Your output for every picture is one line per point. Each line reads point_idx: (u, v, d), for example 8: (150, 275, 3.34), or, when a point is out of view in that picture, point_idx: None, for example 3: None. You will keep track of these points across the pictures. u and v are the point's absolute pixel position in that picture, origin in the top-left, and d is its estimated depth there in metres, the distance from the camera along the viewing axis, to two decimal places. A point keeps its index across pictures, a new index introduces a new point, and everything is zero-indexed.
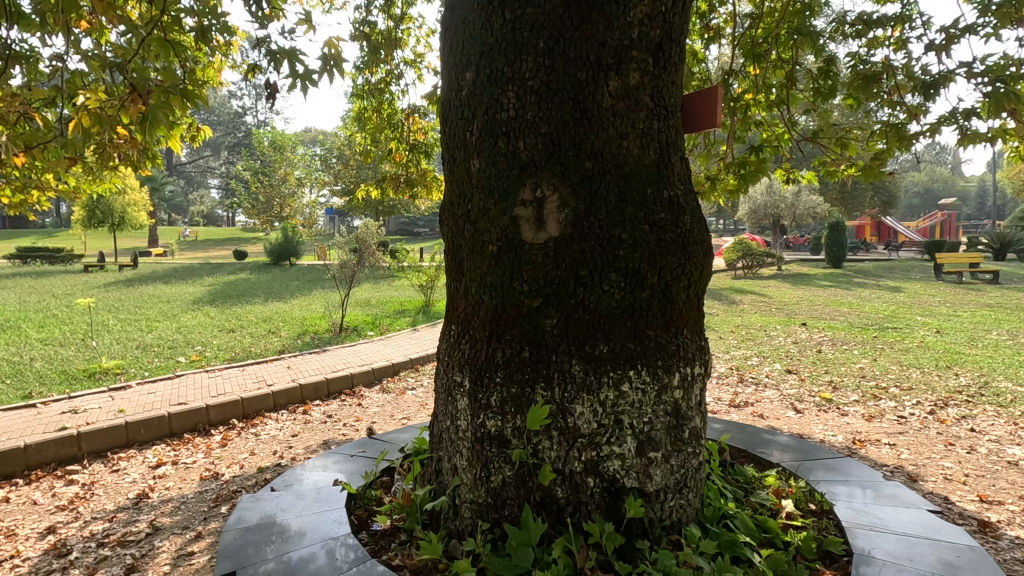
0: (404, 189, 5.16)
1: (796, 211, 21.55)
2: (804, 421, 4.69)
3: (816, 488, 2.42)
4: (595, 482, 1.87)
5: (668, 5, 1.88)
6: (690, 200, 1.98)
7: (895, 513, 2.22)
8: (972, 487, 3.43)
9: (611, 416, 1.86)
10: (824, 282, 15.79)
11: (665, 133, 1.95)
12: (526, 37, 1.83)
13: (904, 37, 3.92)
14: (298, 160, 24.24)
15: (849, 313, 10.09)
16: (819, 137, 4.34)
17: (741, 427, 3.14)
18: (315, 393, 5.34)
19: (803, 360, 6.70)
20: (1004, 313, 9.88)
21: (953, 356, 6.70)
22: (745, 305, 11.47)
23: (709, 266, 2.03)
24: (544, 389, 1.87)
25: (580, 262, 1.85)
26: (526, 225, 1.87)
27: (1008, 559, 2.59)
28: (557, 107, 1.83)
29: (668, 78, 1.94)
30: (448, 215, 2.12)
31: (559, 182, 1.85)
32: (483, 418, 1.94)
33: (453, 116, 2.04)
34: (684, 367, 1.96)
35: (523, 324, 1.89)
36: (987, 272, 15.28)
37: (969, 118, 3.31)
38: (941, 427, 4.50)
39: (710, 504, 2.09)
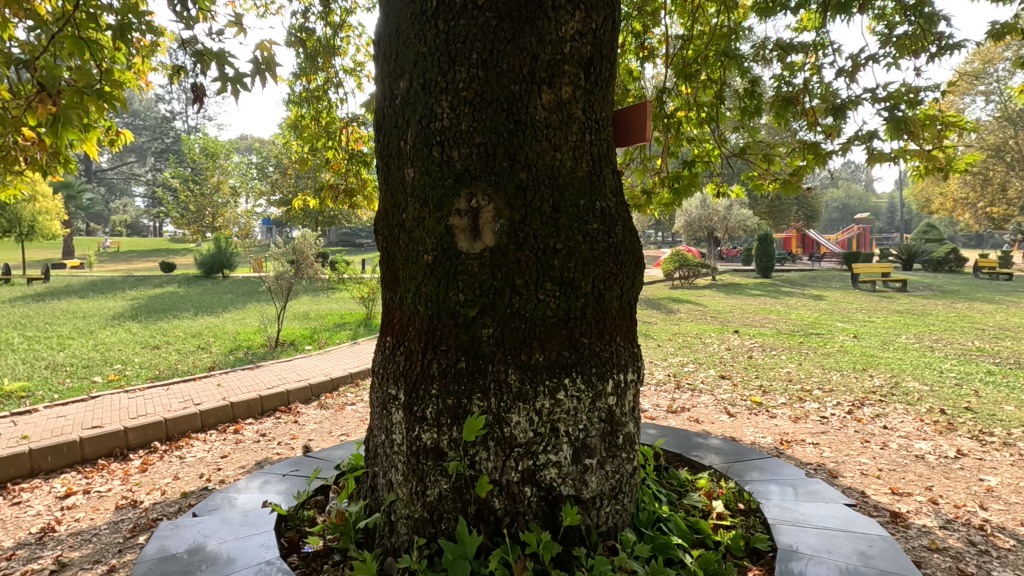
0: (343, 199, 5.01)
1: (728, 224, 22.64)
2: (737, 424, 4.90)
3: (745, 487, 2.52)
4: (532, 491, 1.87)
5: (598, 22, 1.94)
6: (621, 212, 2.04)
7: (816, 508, 2.35)
8: (885, 480, 3.69)
9: (548, 425, 1.87)
10: (755, 291, 16.65)
11: (597, 145, 2.00)
12: (461, 48, 1.84)
13: (818, 62, 4.22)
14: (232, 168, 23.28)
15: (777, 320, 10.68)
16: (746, 154, 4.61)
17: (676, 432, 3.24)
18: (247, 412, 5.09)
19: (736, 366, 7.02)
20: (912, 318, 10.73)
21: (869, 359, 7.21)
22: (682, 314, 11.92)
23: (641, 275, 2.10)
24: (480, 399, 1.86)
25: (516, 272, 1.86)
26: (461, 234, 1.86)
27: (916, 546, 2.80)
28: (491, 118, 1.84)
29: (599, 93, 2.00)
30: (382, 224, 2.10)
31: (494, 193, 1.86)
32: (418, 431, 1.91)
33: (388, 124, 2.02)
34: (617, 375, 1.99)
35: (459, 334, 1.88)
36: (897, 281, 16.59)
37: (873, 139, 3.61)
38: (858, 425, 4.82)
39: (645, 509, 2.14)
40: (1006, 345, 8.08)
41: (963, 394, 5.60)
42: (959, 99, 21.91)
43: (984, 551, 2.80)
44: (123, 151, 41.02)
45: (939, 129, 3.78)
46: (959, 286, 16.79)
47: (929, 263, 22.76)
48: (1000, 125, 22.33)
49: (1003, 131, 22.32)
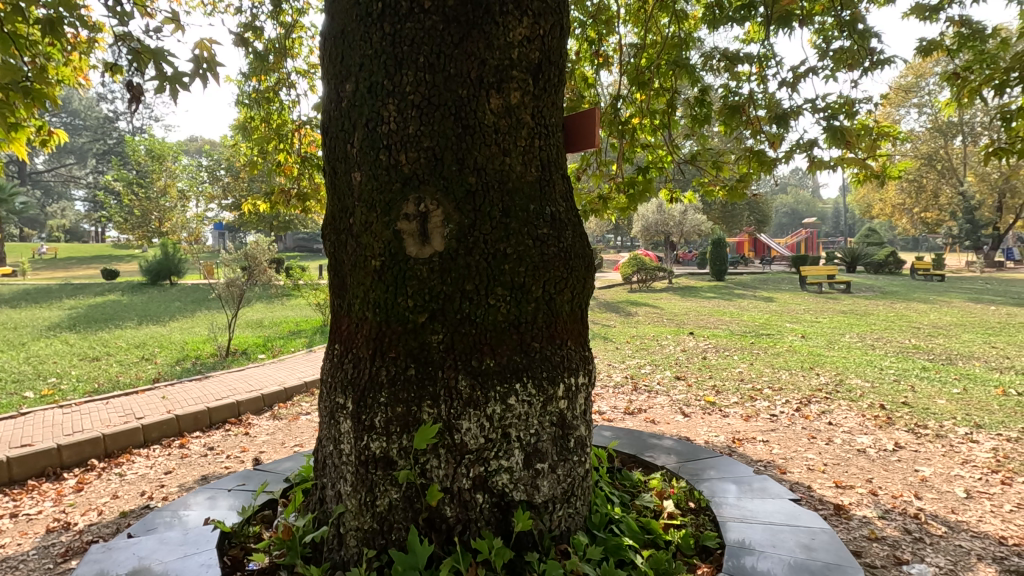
0: (295, 203, 4.93)
1: (683, 229, 23.22)
2: (691, 424, 5.03)
3: (696, 486, 2.58)
4: (484, 498, 1.85)
5: (546, 29, 1.96)
6: (571, 216, 2.06)
7: (763, 504, 2.41)
8: (830, 474, 3.84)
9: (499, 430, 1.86)
10: (710, 293, 17.15)
11: (546, 151, 2.01)
12: (407, 52, 1.82)
13: (763, 73, 4.38)
14: (181, 171, 22.43)
15: (730, 321, 11.04)
16: (698, 160, 4.76)
17: (630, 433, 3.29)
18: (194, 425, 4.88)
19: (690, 366, 7.21)
20: (854, 318, 11.29)
21: (815, 358, 7.53)
22: (640, 316, 12.16)
23: (592, 279, 2.12)
24: (430, 406, 1.84)
25: (465, 277, 1.85)
26: (410, 239, 1.84)
27: (857, 537, 2.92)
28: (438, 122, 1.83)
29: (548, 99, 2.02)
30: (330, 228, 2.06)
31: (442, 197, 1.84)
32: (367, 440, 1.87)
33: (334, 127, 1.98)
34: (568, 379, 2.00)
35: (408, 341, 1.86)
36: (841, 283, 17.44)
37: (814, 147, 3.78)
38: (805, 422, 5.01)
39: (598, 511, 2.16)
40: (939, 342, 8.60)
41: (901, 389, 5.91)
42: (895, 111, 23.27)
43: (919, 539, 2.95)
44: (60, 152, 38.83)
45: (874, 140, 4.00)
46: (898, 286, 17.85)
47: (870, 265, 24.01)
48: (932, 135, 23.85)
49: (934, 141, 23.96)
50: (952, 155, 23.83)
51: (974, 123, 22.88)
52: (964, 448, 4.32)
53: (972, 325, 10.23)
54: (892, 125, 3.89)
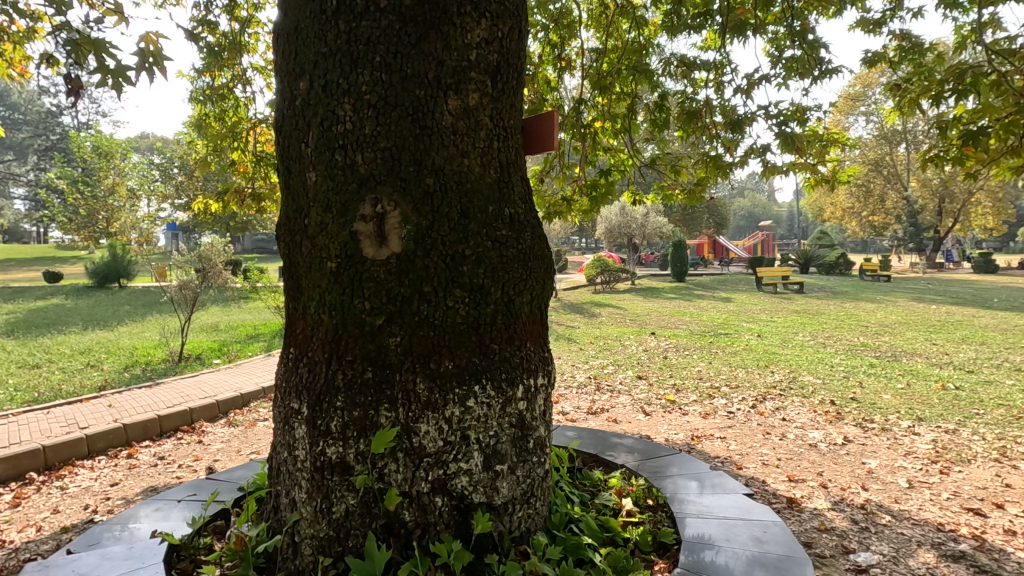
0: (251, 203, 4.80)
1: (645, 231, 23.64)
2: (652, 423, 5.12)
3: (654, 483, 2.62)
4: (443, 501, 1.84)
5: (504, 31, 1.96)
6: (530, 218, 2.06)
7: (718, 499, 2.47)
8: (783, 468, 3.98)
9: (458, 433, 1.85)
10: (671, 293, 17.54)
11: (505, 153, 2.01)
12: (363, 51, 1.80)
13: (719, 79, 4.52)
14: (130, 169, 21.49)
15: (690, 321, 11.32)
16: (657, 164, 4.89)
17: (591, 433, 3.32)
18: (143, 434, 4.67)
19: (652, 366, 7.35)
20: (807, 317, 11.76)
21: (771, 356, 7.80)
22: (604, 317, 12.32)
23: (551, 281, 2.13)
24: (388, 410, 1.81)
25: (423, 278, 1.83)
26: (366, 240, 1.82)
27: (808, 528, 3.04)
28: (395, 122, 1.81)
29: (506, 101, 2.02)
30: (283, 230, 2.02)
31: (400, 198, 1.82)
32: (323, 446, 1.83)
33: (287, 126, 1.94)
34: (527, 380, 2.00)
35: (365, 344, 1.83)
36: (795, 284, 18.13)
37: (767, 153, 3.91)
38: (761, 418, 5.17)
39: (558, 511, 2.17)
40: (884, 339, 9.04)
41: (849, 385, 6.18)
42: (844, 118, 24.32)
43: (865, 528, 3.08)
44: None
45: (823, 146, 4.17)
46: (847, 287, 18.71)
47: (822, 266, 25.03)
48: (878, 142, 25.03)
49: (880, 148, 25.14)
50: (896, 161, 25.08)
51: (916, 131, 24.12)
52: (907, 440, 4.54)
53: (915, 323, 10.77)
54: (840, 132, 4.06)
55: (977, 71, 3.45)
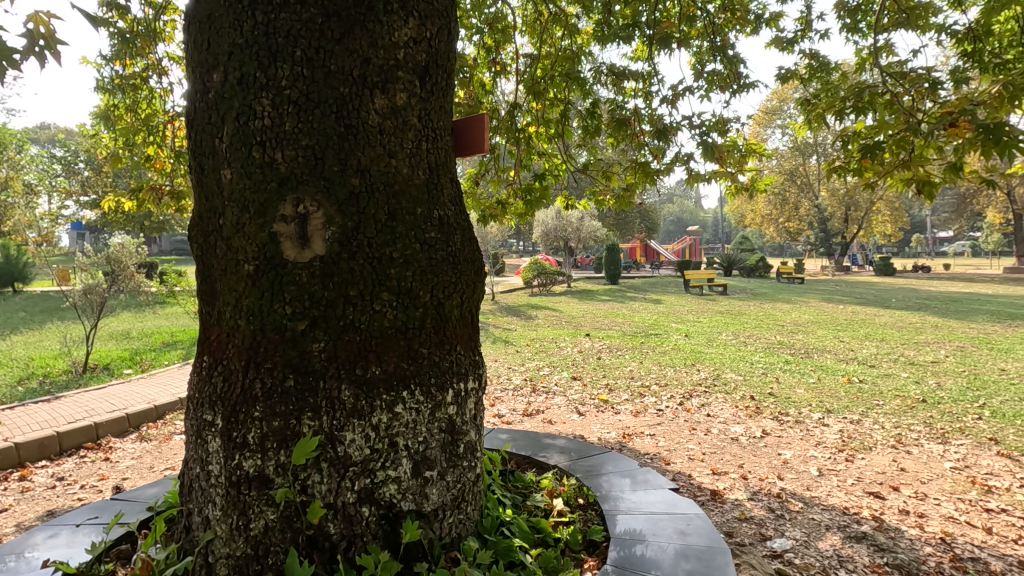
0: (167, 202, 4.50)
1: (580, 234, 24.15)
2: (586, 422, 5.23)
3: (585, 482, 2.66)
4: (370, 511, 1.79)
5: (433, 32, 1.94)
6: (460, 220, 2.05)
7: (645, 495, 2.54)
8: (708, 462, 4.17)
9: (385, 440, 1.81)
10: (605, 296, 18.01)
11: (434, 154, 1.99)
12: (282, 44, 1.72)
13: (647, 89, 4.69)
14: (26, 162, 19.59)
15: (623, 323, 11.67)
16: (589, 170, 5.02)
17: (525, 434, 3.34)
18: (39, 453, 4.26)
19: (586, 366, 7.52)
20: (730, 317, 12.42)
21: (697, 355, 8.17)
22: (540, 319, 12.47)
23: (482, 283, 2.12)
24: (311, 419, 1.74)
25: (349, 282, 1.77)
26: (287, 242, 1.74)
27: (729, 519, 3.21)
28: (318, 120, 1.74)
29: (435, 102, 2.00)
30: (196, 230, 1.91)
31: (323, 198, 1.76)
32: (239, 459, 1.73)
33: (200, 120, 1.83)
34: (457, 384, 1.98)
35: (286, 350, 1.75)
36: (719, 285, 19.12)
37: (691, 161, 4.10)
38: (688, 415, 5.40)
39: (489, 515, 2.16)
40: (798, 337, 9.70)
41: (767, 381, 6.57)
42: (762, 130, 25.96)
43: (780, 515, 3.28)
44: None
45: (741, 155, 4.41)
46: (766, 289, 19.94)
47: (744, 269, 26.50)
48: (792, 154, 26.89)
49: (794, 159, 26.99)
50: (809, 172, 27.03)
51: (825, 145, 26.09)
52: (817, 431, 4.88)
53: (825, 322, 11.63)
54: (757, 143, 4.32)
55: (873, 91, 3.78)
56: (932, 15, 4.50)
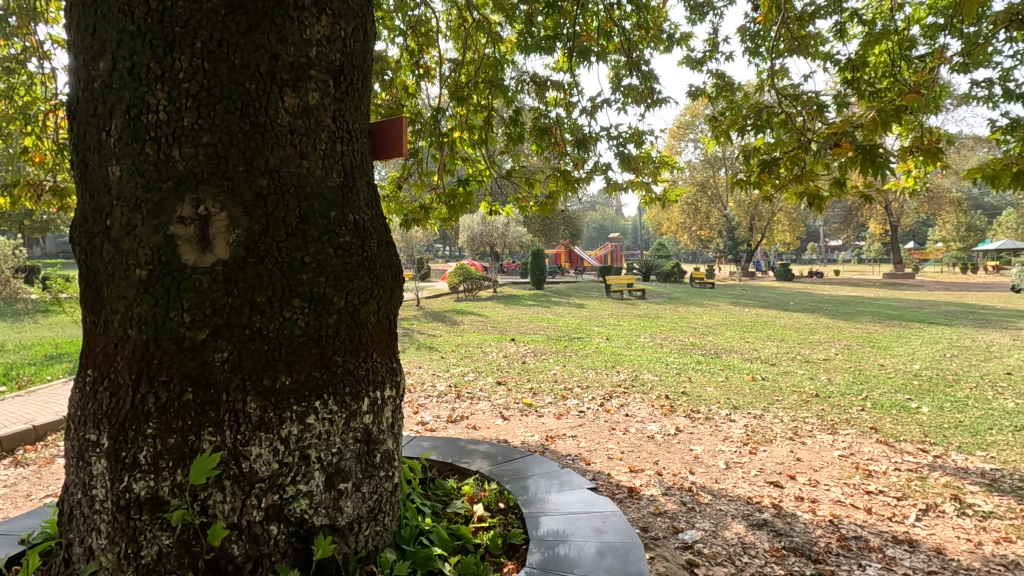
0: (49, 200, 4.07)
1: (506, 240, 24.35)
2: (510, 427, 5.27)
3: (506, 486, 2.67)
4: (279, 529, 1.70)
5: (347, 31, 1.89)
6: (377, 225, 2.00)
7: (564, 495, 2.59)
8: (626, 460, 4.33)
9: (296, 453, 1.73)
10: (530, 301, 18.26)
11: (349, 156, 1.94)
12: (180, 34, 1.61)
13: (567, 99, 4.82)
14: None
15: (547, 327, 11.88)
16: (512, 176, 5.09)
17: (447, 441, 3.31)
18: None
19: (510, 371, 7.58)
20: (648, 320, 12.99)
21: (617, 357, 8.48)
22: (465, 324, 12.43)
23: (400, 289, 2.08)
24: (212, 434, 1.63)
25: (255, 288, 1.68)
26: (185, 245, 1.62)
27: (645, 514, 3.35)
28: (221, 116, 1.64)
29: (350, 103, 1.95)
30: (80, 231, 1.74)
31: (227, 199, 1.66)
32: (128, 481, 1.60)
33: (84, 111, 1.68)
34: (373, 392, 1.93)
35: (184, 361, 1.63)
36: (638, 290, 19.94)
37: (609, 170, 4.27)
38: (608, 415, 5.58)
39: (408, 525, 2.12)
40: (709, 338, 10.31)
41: (681, 380, 6.93)
42: (677, 143, 27.44)
43: (691, 508, 3.46)
44: None
45: (656, 166, 4.64)
46: (681, 293, 21.02)
47: (661, 275, 27.80)
48: (703, 166, 28.62)
49: (705, 171, 28.74)
50: (718, 184, 28.86)
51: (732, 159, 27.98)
52: (725, 426, 5.21)
53: (732, 324, 12.47)
54: (669, 155, 4.57)
55: (770, 111, 4.11)
56: (820, 45, 4.96)
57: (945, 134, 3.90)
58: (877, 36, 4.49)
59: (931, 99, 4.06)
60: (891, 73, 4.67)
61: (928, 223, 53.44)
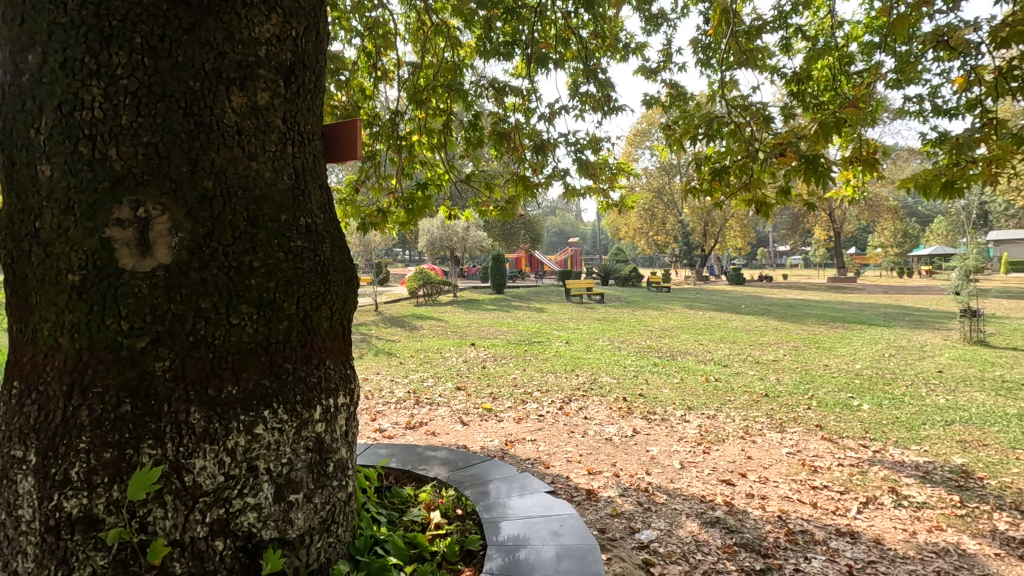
0: None
1: (466, 244, 24.28)
2: (469, 432, 5.24)
3: (464, 492, 2.65)
4: (225, 544, 1.64)
5: (299, 31, 1.85)
6: (330, 229, 1.96)
7: (522, 500, 2.59)
8: (584, 463, 4.37)
9: (243, 465, 1.67)
10: (490, 305, 18.25)
11: (301, 158, 1.89)
12: (118, 28, 1.53)
13: (526, 105, 4.86)
14: None
15: (507, 331, 11.90)
16: (472, 180, 5.09)
17: (405, 448, 3.26)
18: None
19: (470, 376, 7.54)
20: (606, 324, 13.19)
21: (576, 360, 8.57)
22: (425, 329, 12.31)
23: (354, 294, 2.04)
24: (152, 447, 1.55)
25: (200, 293, 1.62)
26: (123, 249, 1.55)
27: (602, 515, 3.39)
28: (163, 115, 1.58)
29: (302, 104, 1.90)
30: (5, 233, 1.64)
31: (169, 202, 1.59)
32: (59, 499, 1.51)
33: (11, 107, 1.58)
34: (326, 400, 1.88)
35: (122, 371, 1.54)
36: (597, 294, 20.24)
37: (567, 176, 4.32)
38: (567, 418, 5.62)
39: (362, 535, 2.08)
40: (665, 341, 10.56)
41: (638, 382, 7.07)
42: (634, 150, 28.06)
43: (647, 508, 3.53)
44: None
45: (612, 172, 4.72)
46: (638, 297, 21.44)
47: (619, 279, 28.30)
48: (659, 173, 29.35)
49: (661, 178, 29.48)
50: (673, 190, 29.65)
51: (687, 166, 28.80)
52: (680, 426, 5.33)
53: (687, 326, 12.80)
54: (626, 162, 4.66)
55: (720, 121, 4.25)
56: (767, 58, 5.17)
57: (881, 146, 4.14)
58: (819, 52, 4.72)
59: (868, 112, 4.29)
60: (832, 87, 4.91)
61: (868, 230, 56.40)
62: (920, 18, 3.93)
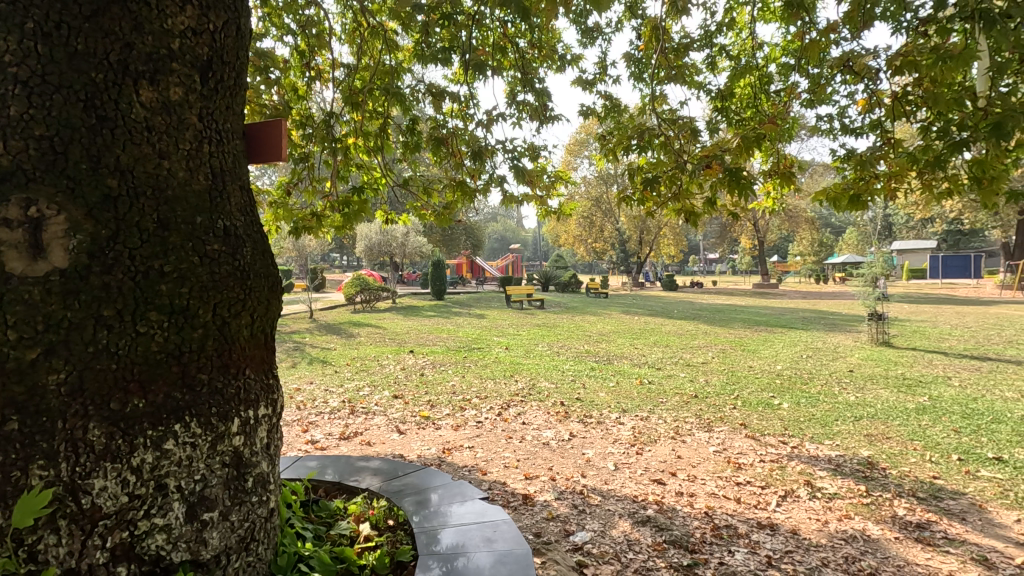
0: None
1: (406, 250, 23.93)
2: (405, 441, 5.14)
3: (396, 503, 2.59)
4: (128, 570, 1.52)
5: (217, 25, 1.76)
6: (251, 232, 1.87)
7: (457, 507, 2.56)
8: (522, 468, 4.39)
9: (150, 483, 1.56)
10: (430, 311, 18.05)
11: (219, 158, 1.80)
12: (6, 11, 1.41)
13: (464, 111, 4.86)
14: None
15: (446, 337, 11.80)
16: (409, 185, 5.03)
17: (335, 459, 3.15)
18: None
19: (407, 384, 7.42)
20: (546, 329, 13.35)
21: (516, 366, 8.61)
22: (362, 336, 12.00)
23: (278, 300, 1.96)
24: (43, 468, 1.42)
25: (102, 300, 1.50)
26: (11, 252, 1.41)
27: (538, 520, 3.42)
28: (59, 107, 1.46)
29: (220, 101, 1.81)
30: None
31: (66, 201, 1.47)
32: None
33: None
34: (245, 412, 1.80)
35: (7, 386, 1.39)
36: (537, 300, 20.46)
37: (504, 182, 4.35)
38: (505, 424, 5.64)
39: (285, 552, 1.99)
40: (602, 346, 10.81)
41: (576, 387, 7.18)
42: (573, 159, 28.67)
43: (582, 510, 3.59)
44: None
45: (549, 180, 4.80)
46: (578, 303, 21.85)
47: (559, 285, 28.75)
48: (597, 182, 30.14)
49: (599, 187, 30.27)
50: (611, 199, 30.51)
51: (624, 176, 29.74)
52: (614, 429, 5.47)
53: (623, 331, 13.18)
54: (562, 170, 4.76)
55: (651, 133, 4.42)
56: (695, 75, 5.43)
57: (796, 161, 4.44)
58: (741, 71, 5.01)
59: (784, 130, 4.60)
60: (753, 104, 5.22)
61: (789, 239, 60.21)
62: (828, 44, 4.25)
